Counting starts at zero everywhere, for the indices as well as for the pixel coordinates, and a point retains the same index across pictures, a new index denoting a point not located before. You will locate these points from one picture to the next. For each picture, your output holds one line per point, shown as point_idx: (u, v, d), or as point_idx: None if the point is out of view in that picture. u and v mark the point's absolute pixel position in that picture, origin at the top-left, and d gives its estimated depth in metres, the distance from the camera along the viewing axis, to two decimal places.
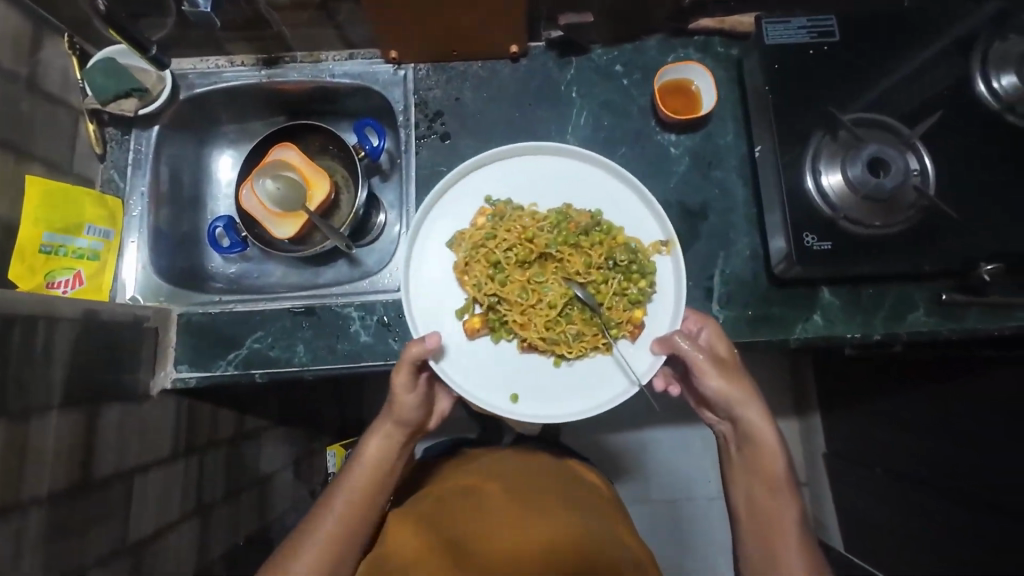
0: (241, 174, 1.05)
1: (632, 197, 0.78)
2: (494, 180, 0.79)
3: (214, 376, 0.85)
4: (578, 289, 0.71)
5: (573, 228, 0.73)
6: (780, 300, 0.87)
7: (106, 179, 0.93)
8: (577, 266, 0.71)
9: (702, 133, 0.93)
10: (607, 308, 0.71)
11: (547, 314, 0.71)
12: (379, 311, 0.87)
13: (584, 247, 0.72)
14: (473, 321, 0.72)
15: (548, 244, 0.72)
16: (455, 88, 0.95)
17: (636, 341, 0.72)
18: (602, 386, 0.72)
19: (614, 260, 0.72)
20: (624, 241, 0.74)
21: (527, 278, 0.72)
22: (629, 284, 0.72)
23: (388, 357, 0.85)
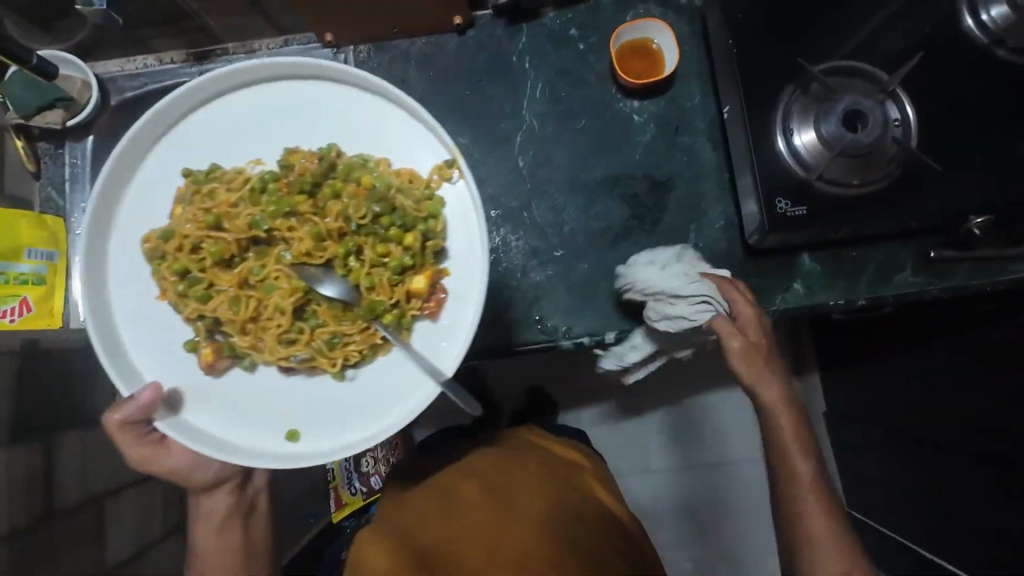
0: None
1: (383, 117, 0.61)
2: (175, 150, 0.61)
3: None
4: (310, 276, 0.58)
5: (285, 189, 0.59)
6: (757, 271, 0.83)
7: (44, 199, 0.88)
8: (305, 245, 0.57)
9: (666, 97, 0.86)
10: (369, 289, 0.58)
11: (283, 320, 0.57)
12: None
13: (301, 216, 0.58)
14: (205, 353, 0.58)
15: (251, 222, 0.58)
16: (399, 69, 0.88)
17: (435, 318, 0.59)
18: (402, 388, 0.58)
19: (356, 219, 0.58)
20: (371, 184, 0.59)
21: (239, 275, 0.58)
22: (391, 242, 0.58)
23: None
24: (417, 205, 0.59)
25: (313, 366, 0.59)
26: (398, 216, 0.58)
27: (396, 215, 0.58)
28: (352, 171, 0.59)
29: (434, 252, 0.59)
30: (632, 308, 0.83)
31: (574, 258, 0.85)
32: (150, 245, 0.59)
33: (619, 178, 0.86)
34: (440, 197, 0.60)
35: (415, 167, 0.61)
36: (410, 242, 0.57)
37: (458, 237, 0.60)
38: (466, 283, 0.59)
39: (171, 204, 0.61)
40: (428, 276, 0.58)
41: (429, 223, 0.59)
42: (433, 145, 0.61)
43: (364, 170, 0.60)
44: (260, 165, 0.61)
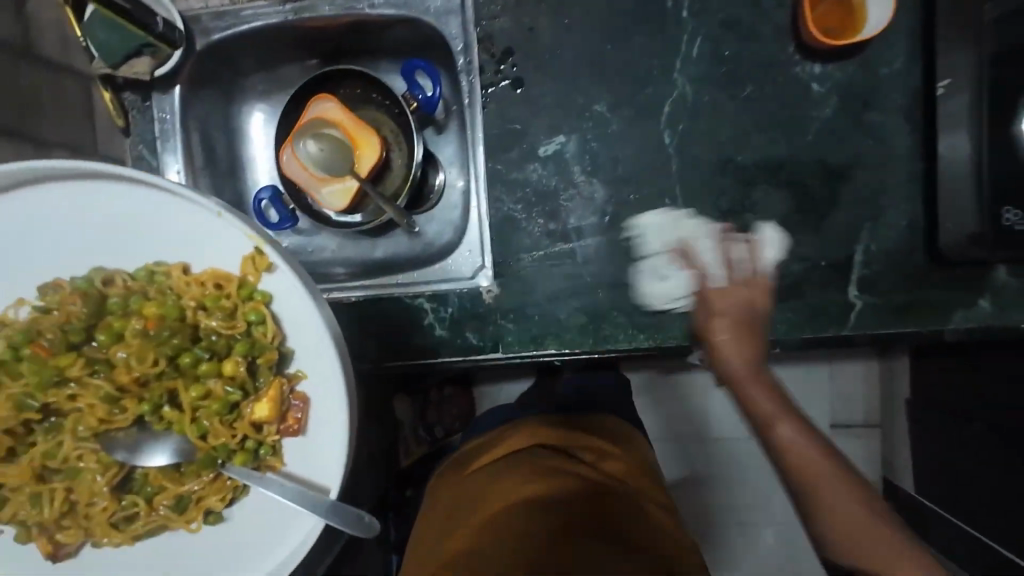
0: (279, 137, 0.91)
1: (158, 210, 0.52)
2: None
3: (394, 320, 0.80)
4: (121, 445, 0.55)
5: (45, 351, 0.53)
6: (937, 283, 0.71)
7: (136, 157, 0.82)
8: (100, 412, 0.54)
9: (858, 60, 0.70)
10: (211, 436, 0.55)
11: (107, 502, 0.55)
12: (452, 302, 0.78)
13: (80, 376, 0.54)
14: (41, 544, 0.53)
15: (25, 407, 0.53)
16: (527, 14, 0.74)
17: (302, 432, 0.54)
18: (281, 523, 0.54)
19: (157, 363, 0.55)
20: (167, 312, 0.54)
21: (31, 466, 0.54)
22: (210, 380, 0.55)
23: (471, 353, 0.78)
24: (229, 321, 0.55)
25: (178, 521, 0.55)
26: (208, 351, 0.55)
27: (233, 338, 0.55)
28: (141, 303, 0.54)
29: (271, 365, 0.55)
30: (782, 314, 0.73)
31: None
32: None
33: (783, 161, 0.72)
34: (265, 292, 0.54)
35: (226, 268, 0.54)
36: (231, 370, 0.55)
37: (297, 339, 0.54)
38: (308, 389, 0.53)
39: None
40: (273, 394, 0.53)
41: (254, 336, 0.54)
42: (233, 240, 0.54)
43: (157, 286, 0.54)
44: (24, 306, 0.53)
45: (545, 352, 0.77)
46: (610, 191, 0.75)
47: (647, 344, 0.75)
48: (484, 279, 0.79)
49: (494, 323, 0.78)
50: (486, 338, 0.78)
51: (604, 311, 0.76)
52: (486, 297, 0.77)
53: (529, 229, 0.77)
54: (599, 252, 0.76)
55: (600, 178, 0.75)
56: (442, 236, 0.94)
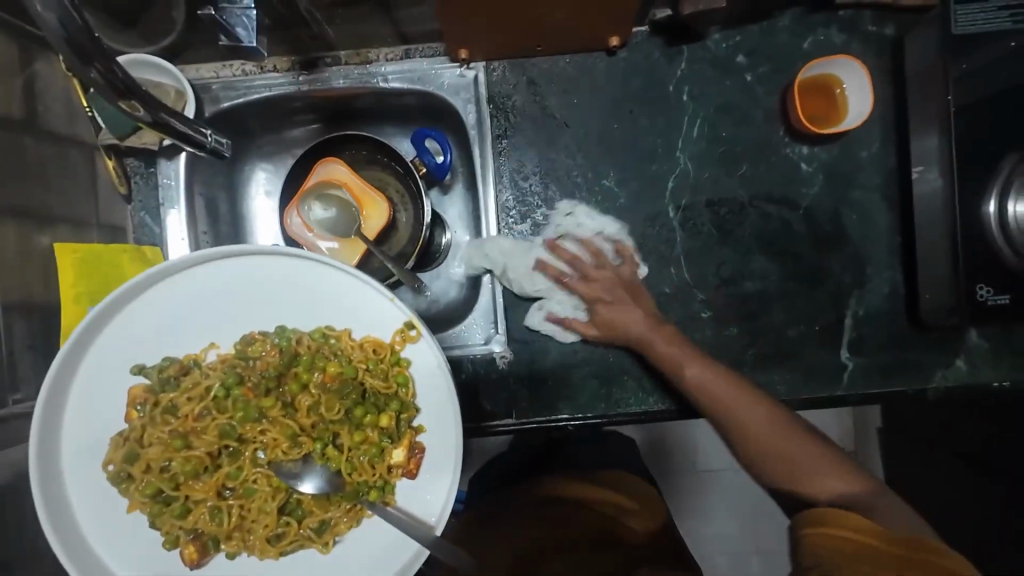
0: (283, 199, 0.90)
1: (344, 287, 0.57)
2: (117, 352, 0.54)
3: None
4: (288, 474, 0.58)
5: (252, 393, 0.58)
6: (918, 345, 0.77)
7: (138, 224, 0.80)
8: (283, 445, 0.58)
9: (841, 144, 0.77)
10: (357, 473, 0.57)
11: (269, 521, 0.57)
12: (467, 368, 0.79)
13: (273, 413, 0.58)
14: (187, 552, 0.55)
15: (223, 434, 0.57)
16: (538, 92, 0.78)
17: (415, 477, 0.57)
18: (390, 552, 0.56)
19: (329, 409, 0.58)
20: (335, 368, 0.58)
21: (216, 482, 0.57)
22: (368, 428, 0.58)
23: (483, 419, 0.78)
24: (385, 381, 0.58)
25: (312, 542, 0.57)
26: (374, 403, 0.59)
27: (389, 398, 0.58)
28: (324, 362, 0.58)
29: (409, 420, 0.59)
30: (782, 375, 0.77)
31: (722, 319, 0.78)
32: (112, 467, 0.55)
33: (778, 233, 0.77)
34: (407, 358, 0.58)
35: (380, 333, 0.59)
36: (386, 423, 0.58)
37: (429, 398, 0.58)
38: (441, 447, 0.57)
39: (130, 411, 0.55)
40: (406, 446, 0.57)
41: (400, 397, 0.58)
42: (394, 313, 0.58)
43: (327, 347, 0.58)
44: (215, 349, 0.57)
45: (558, 417, 0.78)
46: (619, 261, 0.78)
47: (656, 406, 0.78)
48: (498, 344, 0.79)
49: (510, 388, 0.79)
50: (500, 403, 0.78)
51: (616, 374, 0.78)
52: (500, 363, 0.79)
53: (542, 297, 0.79)
54: None
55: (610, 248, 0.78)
56: (448, 294, 0.95)
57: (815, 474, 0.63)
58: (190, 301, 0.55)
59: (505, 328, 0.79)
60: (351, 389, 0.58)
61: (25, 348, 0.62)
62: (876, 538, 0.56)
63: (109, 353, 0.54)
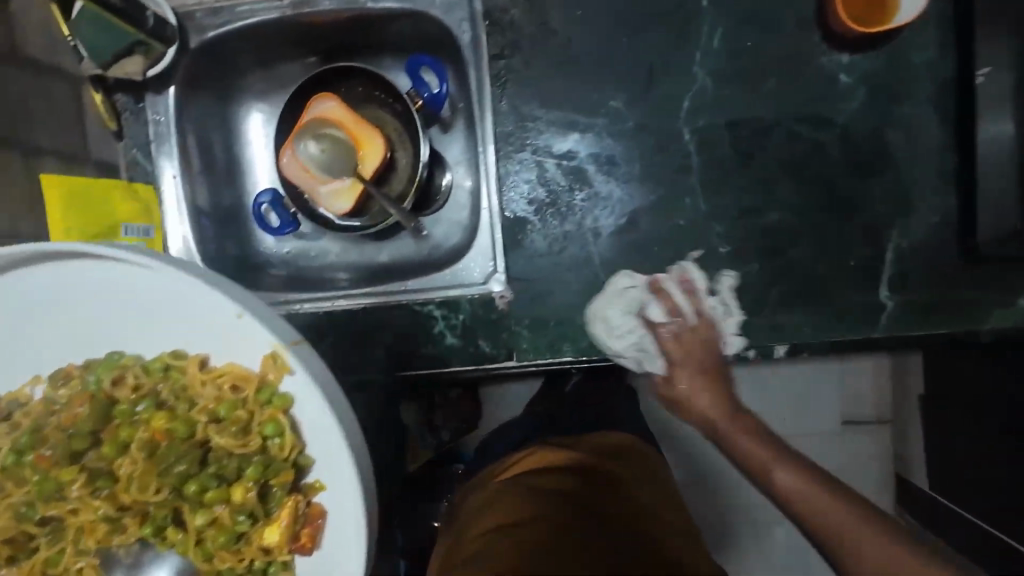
0: (279, 139, 0.87)
1: (183, 303, 0.47)
2: None
3: (430, 329, 0.76)
4: (125, 563, 0.49)
5: (52, 462, 0.48)
6: (973, 281, 0.67)
7: (130, 161, 0.80)
8: (99, 531, 0.48)
9: (888, 50, 0.66)
10: (217, 553, 0.49)
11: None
12: (465, 308, 0.75)
13: (97, 481, 0.48)
14: None
15: (37, 513, 0.48)
16: (538, 5, 0.71)
17: (310, 554, 0.48)
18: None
19: (167, 480, 0.48)
20: (163, 427, 0.49)
21: (33, 568, 0.48)
22: (216, 503, 0.48)
23: (481, 361, 0.75)
24: (243, 439, 0.48)
25: None
26: (235, 466, 0.49)
27: (246, 452, 0.48)
28: (152, 413, 0.49)
29: (282, 484, 0.48)
30: (810, 316, 0.70)
31: (743, 254, 0.70)
32: None
33: (809, 155, 0.69)
34: (284, 395, 0.47)
35: (243, 366, 0.48)
36: (241, 495, 0.48)
37: (318, 450, 0.47)
38: (338, 520, 0.47)
39: None
40: (286, 516, 0.47)
41: (269, 452, 0.47)
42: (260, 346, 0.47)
43: (166, 389, 0.49)
44: (38, 385, 0.49)
45: (561, 358, 0.74)
46: (628, 191, 0.71)
47: None
48: (497, 284, 0.75)
49: (510, 329, 0.75)
50: (500, 345, 0.75)
51: (623, 315, 0.73)
52: (500, 303, 0.74)
53: (544, 233, 0.74)
54: (616, 257, 0.72)
55: (618, 176, 0.71)
56: (449, 240, 0.90)
57: (829, 514, 0.63)
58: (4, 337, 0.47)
59: (507, 267, 0.75)
60: (186, 454, 0.48)
61: None
62: (890, 547, 0.59)
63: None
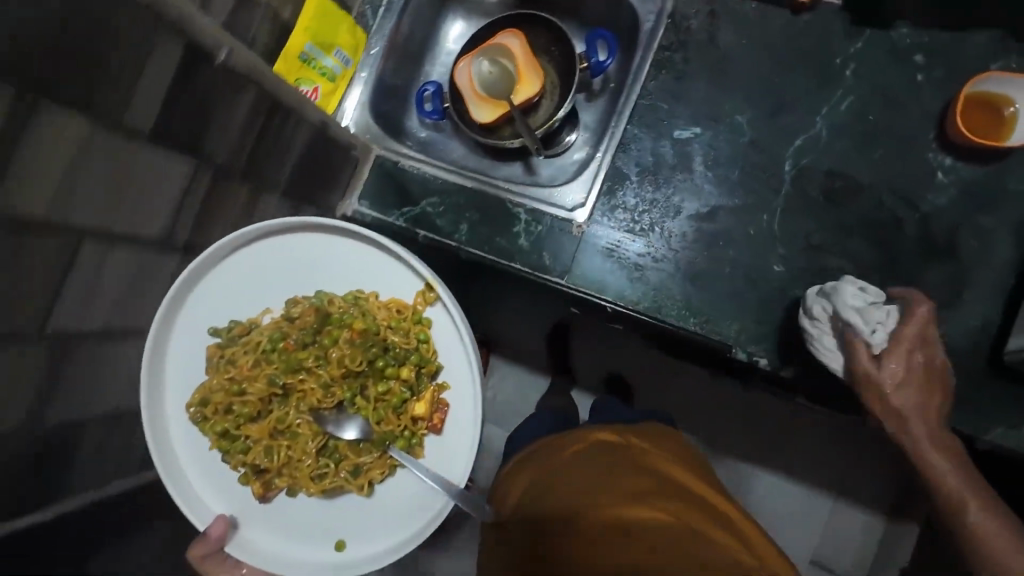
0: (463, 49, 1.07)
1: (375, 258, 0.73)
2: (192, 320, 0.69)
3: (509, 227, 0.90)
4: (326, 420, 0.74)
5: (291, 346, 0.72)
6: (989, 389, 0.73)
7: (360, 13, 1.01)
8: (316, 395, 0.73)
9: (990, 167, 0.75)
10: (381, 423, 0.73)
11: (311, 461, 0.72)
12: (546, 222, 0.89)
13: (314, 364, 0.73)
14: (256, 487, 0.71)
15: (272, 382, 0.72)
16: (714, 23, 0.86)
17: (441, 432, 0.73)
18: (425, 501, 0.71)
19: (355, 366, 0.73)
20: (360, 328, 0.72)
21: (269, 425, 0.73)
22: (390, 381, 0.74)
23: (536, 268, 0.88)
24: (405, 337, 0.72)
25: (353, 485, 0.72)
26: (395, 356, 0.73)
27: (396, 354, 0.73)
28: (352, 319, 0.72)
29: (428, 375, 0.74)
30: None
31: (794, 279, 0.79)
32: (192, 408, 0.70)
33: (887, 224, 0.78)
34: (429, 318, 0.74)
35: (402, 297, 0.74)
36: (405, 377, 0.73)
37: (448, 359, 0.74)
38: (459, 405, 0.73)
39: (201, 379, 0.71)
40: (429, 401, 0.73)
41: (421, 351, 0.73)
42: (416, 278, 0.73)
43: (356, 308, 0.73)
44: (269, 312, 0.73)
45: (601, 295, 0.85)
46: (719, 189, 0.83)
47: (693, 329, 0.81)
48: (580, 216, 0.88)
49: (572, 253, 0.87)
50: (558, 262, 0.87)
51: (669, 285, 0.83)
52: (575, 231, 0.87)
53: (636, 194, 0.86)
54: (684, 237, 0.84)
55: (716, 175, 0.83)
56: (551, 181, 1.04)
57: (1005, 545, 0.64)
58: (268, 268, 0.71)
59: (595, 204, 0.88)
60: (373, 348, 0.73)
61: (262, 42, 0.84)
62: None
63: (190, 327, 0.69)
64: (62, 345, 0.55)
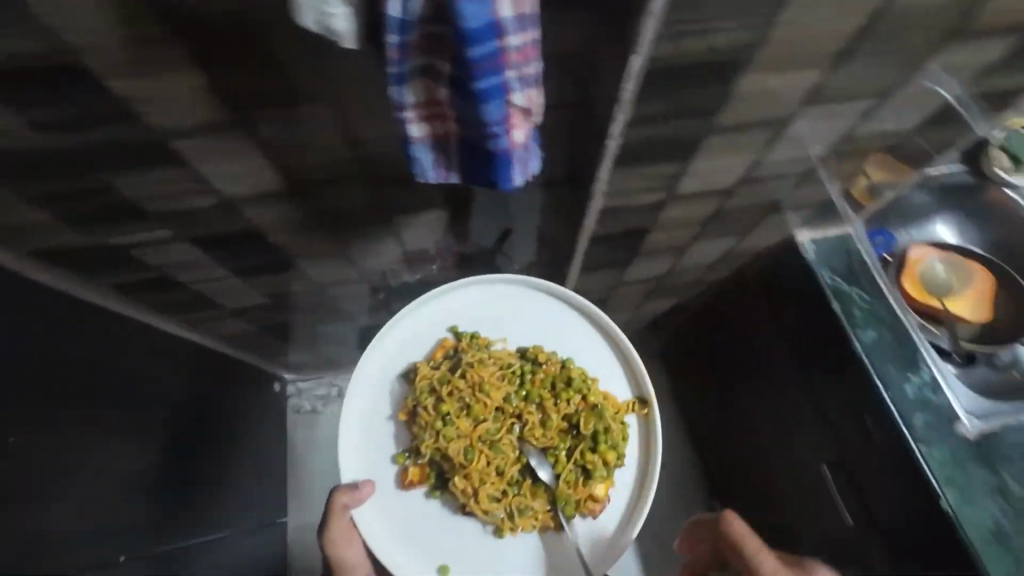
0: (930, 242, 1.20)
1: (605, 352, 0.98)
2: (443, 316, 0.97)
3: (906, 371, 0.94)
4: (488, 467, 0.89)
5: (536, 380, 0.91)
6: None
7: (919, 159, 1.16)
8: (537, 432, 0.89)
9: None
10: (556, 486, 0.88)
11: (458, 495, 0.86)
12: (940, 399, 0.91)
13: (557, 408, 0.91)
14: (410, 472, 0.89)
15: (504, 399, 0.90)
16: None
17: (589, 515, 0.90)
18: (528, 572, 0.89)
19: (587, 423, 0.90)
20: (616, 392, 0.90)
21: (477, 432, 0.87)
22: (595, 457, 0.88)
23: (903, 417, 0.90)
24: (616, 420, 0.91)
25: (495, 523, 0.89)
26: (608, 441, 0.89)
27: (592, 439, 0.89)
28: (589, 385, 0.92)
29: (618, 459, 0.90)
30: None
31: None
32: (421, 381, 0.89)
33: None
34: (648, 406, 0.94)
35: (619, 391, 0.96)
36: (608, 457, 0.89)
37: (631, 455, 0.93)
38: (622, 500, 0.91)
39: (434, 341, 0.96)
40: (604, 487, 0.89)
41: (619, 440, 0.90)
42: (632, 390, 0.95)
43: (590, 383, 0.92)
44: (501, 341, 0.97)
45: (937, 488, 0.85)
46: None
47: None
48: (972, 425, 0.89)
49: (943, 438, 0.88)
50: (925, 433, 0.89)
51: (1004, 545, 0.81)
52: (958, 428, 0.89)
53: None
54: None
55: None
56: None
57: None
58: (517, 328, 0.98)
59: (993, 431, 0.89)
60: (597, 416, 0.90)
61: None
62: None
63: (403, 347, 0.95)
64: (768, 135, 0.69)
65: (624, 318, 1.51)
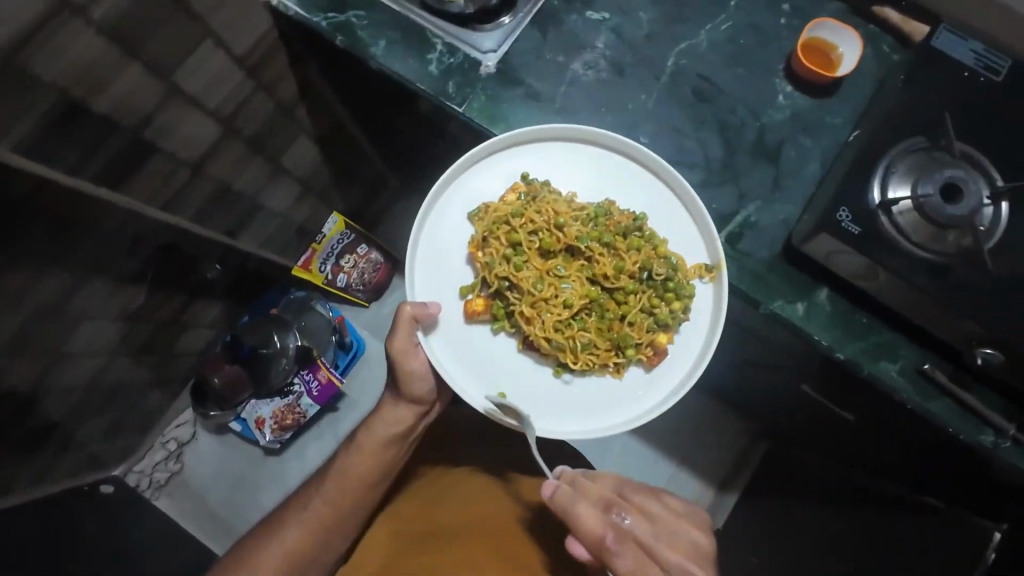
0: None
1: (686, 222, 0.88)
2: (490, 164, 0.90)
3: (424, 53, 0.95)
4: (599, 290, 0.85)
5: (609, 225, 0.86)
6: (780, 271, 0.87)
7: None
8: (605, 267, 0.84)
9: (820, 100, 0.92)
10: (629, 330, 0.84)
11: (559, 311, 0.83)
12: (459, 56, 0.95)
13: (595, 250, 0.85)
14: (475, 303, 0.86)
15: (574, 237, 0.85)
16: None
17: (647, 366, 0.85)
18: (597, 425, 0.84)
19: (649, 271, 0.84)
20: (662, 256, 0.85)
21: (545, 267, 0.85)
22: (666, 299, 0.84)
23: (440, 94, 0.93)
24: (698, 272, 0.85)
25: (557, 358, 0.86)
26: (683, 291, 0.84)
27: (661, 285, 0.84)
28: (656, 235, 0.85)
29: (678, 318, 0.84)
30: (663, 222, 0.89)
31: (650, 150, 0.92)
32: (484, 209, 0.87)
33: (728, 126, 0.92)
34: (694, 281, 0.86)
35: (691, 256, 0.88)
36: (676, 306, 0.83)
37: (697, 308, 0.86)
38: (682, 355, 0.85)
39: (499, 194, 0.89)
40: (667, 336, 0.84)
41: (688, 299, 0.84)
42: (707, 253, 0.86)
43: (640, 229, 0.86)
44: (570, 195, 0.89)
45: (489, 129, 0.92)
46: (610, 51, 0.95)
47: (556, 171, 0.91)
48: (491, 58, 0.94)
49: (475, 87, 0.94)
50: (461, 93, 0.93)
51: None
52: (482, 70, 0.94)
53: (551, 51, 0.95)
54: (572, 97, 0.94)
55: (611, 43, 0.96)
56: None
57: None
58: (590, 180, 0.89)
59: (508, 51, 0.95)
60: (652, 270, 0.84)
61: None
62: None
63: (460, 194, 0.90)
64: None
65: (299, 189, 1.45)
